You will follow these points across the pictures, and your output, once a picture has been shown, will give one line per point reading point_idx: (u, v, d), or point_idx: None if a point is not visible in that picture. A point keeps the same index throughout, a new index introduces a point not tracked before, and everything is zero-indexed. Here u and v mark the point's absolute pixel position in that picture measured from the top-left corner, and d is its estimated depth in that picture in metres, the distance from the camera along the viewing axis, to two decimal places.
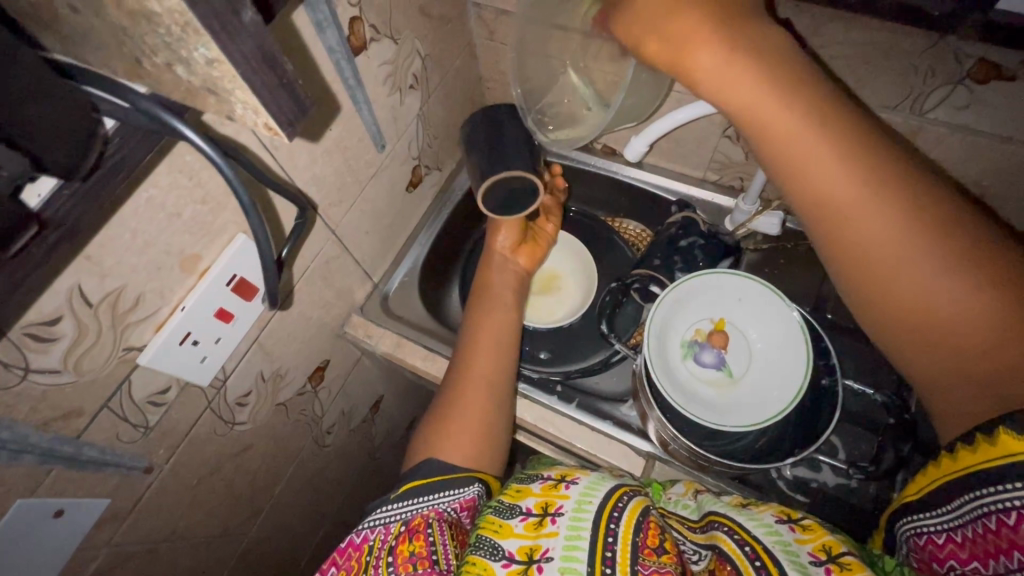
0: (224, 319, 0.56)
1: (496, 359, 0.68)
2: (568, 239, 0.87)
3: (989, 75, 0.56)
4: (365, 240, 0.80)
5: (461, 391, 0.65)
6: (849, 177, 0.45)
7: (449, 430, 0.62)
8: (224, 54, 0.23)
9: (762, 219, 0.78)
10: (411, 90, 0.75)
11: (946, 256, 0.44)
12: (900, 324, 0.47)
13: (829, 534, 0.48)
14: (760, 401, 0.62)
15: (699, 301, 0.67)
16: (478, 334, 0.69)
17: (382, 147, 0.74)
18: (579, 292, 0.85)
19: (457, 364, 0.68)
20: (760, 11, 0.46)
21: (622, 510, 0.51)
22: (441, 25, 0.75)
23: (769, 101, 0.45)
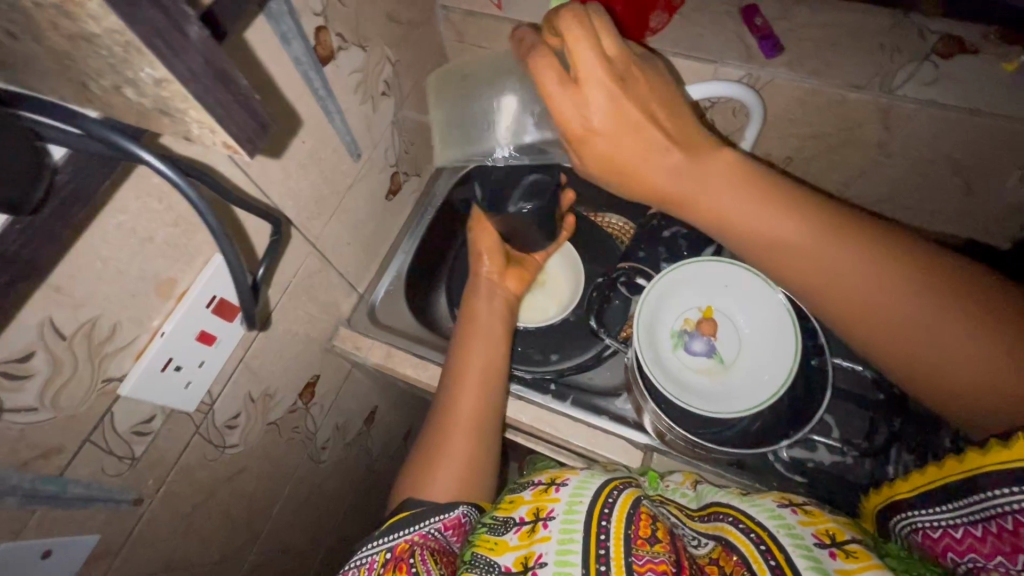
0: (207, 342, 0.55)
1: (482, 394, 0.65)
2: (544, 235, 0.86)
3: (952, 49, 0.60)
4: (347, 252, 0.80)
5: (448, 432, 0.63)
6: (804, 242, 0.48)
7: (435, 473, 0.60)
8: (170, 72, 0.23)
9: None
10: (384, 97, 0.75)
11: (903, 282, 0.46)
12: (912, 367, 0.47)
13: (830, 519, 0.48)
14: (752, 387, 0.62)
15: (684, 291, 0.67)
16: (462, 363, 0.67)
17: (358, 157, 0.73)
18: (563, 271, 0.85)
19: (444, 395, 0.66)
20: (654, 157, 0.46)
21: (613, 506, 0.51)
22: (410, 30, 0.75)
23: (719, 198, 0.48)
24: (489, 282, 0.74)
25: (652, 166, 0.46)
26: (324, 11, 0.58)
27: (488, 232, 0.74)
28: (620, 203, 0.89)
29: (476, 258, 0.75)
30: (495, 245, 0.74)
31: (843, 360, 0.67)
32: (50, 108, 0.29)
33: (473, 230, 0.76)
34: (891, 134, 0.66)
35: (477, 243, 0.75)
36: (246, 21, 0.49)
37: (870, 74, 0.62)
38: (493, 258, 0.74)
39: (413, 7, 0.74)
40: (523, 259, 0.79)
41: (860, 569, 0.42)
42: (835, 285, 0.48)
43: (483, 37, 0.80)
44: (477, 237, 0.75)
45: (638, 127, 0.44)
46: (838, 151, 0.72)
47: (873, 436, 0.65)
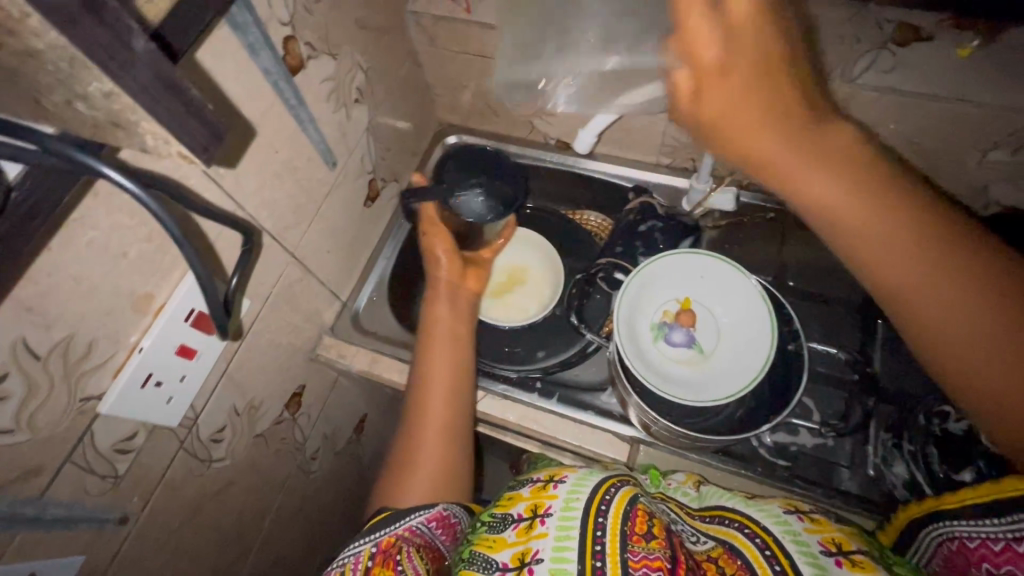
0: (187, 356, 0.55)
1: (449, 395, 0.66)
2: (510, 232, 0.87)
3: (908, 36, 0.60)
4: (328, 260, 0.80)
5: (419, 439, 0.63)
6: (903, 249, 0.46)
7: (409, 481, 0.61)
8: (118, 86, 0.25)
9: (716, 196, 0.81)
10: (357, 104, 0.75)
11: (1002, 317, 0.44)
12: (994, 404, 0.45)
13: (836, 528, 0.50)
14: (731, 375, 0.63)
15: (663, 282, 0.68)
16: (428, 368, 0.67)
17: (334, 165, 0.74)
18: (534, 262, 0.85)
19: (413, 399, 0.66)
20: (778, 117, 0.44)
21: (610, 502, 0.52)
22: (380, 36, 0.75)
23: (825, 181, 0.46)
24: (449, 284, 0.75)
25: (768, 129, 0.45)
26: (291, 20, 0.58)
27: (441, 234, 0.75)
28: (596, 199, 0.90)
29: (432, 260, 0.75)
30: (447, 245, 0.75)
31: (817, 344, 0.70)
32: (5, 125, 0.30)
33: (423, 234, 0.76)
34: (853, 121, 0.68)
35: (429, 247, 0.75)
36: (211, 33, 0.49)
37: (830, 64, 0.64)
38: (450, 259, 0.75)
39: (382, 13, 0.74)
40: (477, 260, 0.80)
41: None
42: (906, 282, 0.47)
43: (454, 42, 0.80)
44: (429, 242, 0.75)
45: (767, 93, 0.43)
46: None
47: (851, 417, 0.67)
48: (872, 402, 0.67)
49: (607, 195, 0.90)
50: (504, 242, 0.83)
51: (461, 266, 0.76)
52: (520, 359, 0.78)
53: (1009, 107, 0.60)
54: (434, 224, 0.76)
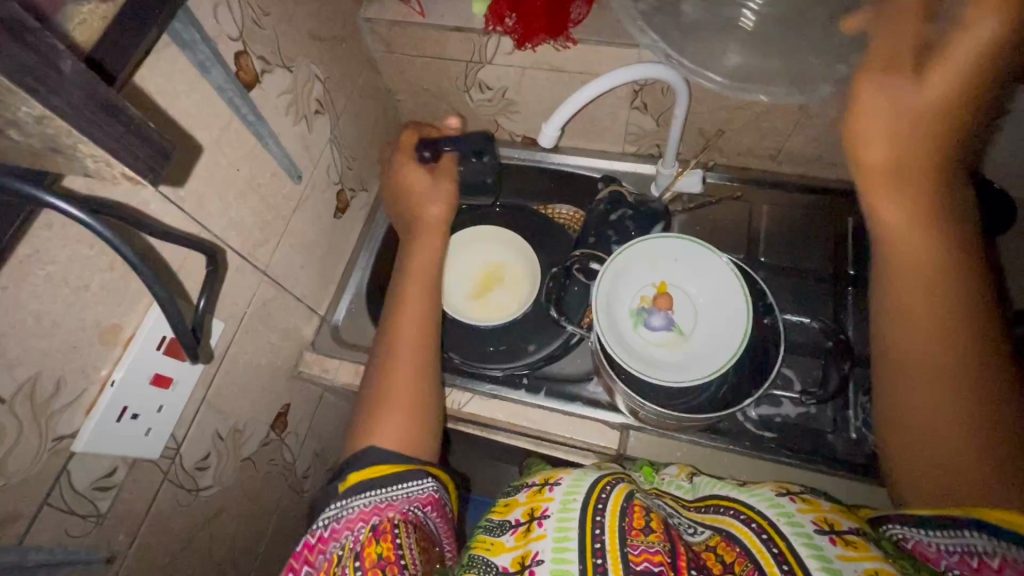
0: (163, 385, 0.54)
1: (424, 334, 0.67)
2: (467, 234, 0.83)
3: None
4: (302, 275, 0.78)
5: (393, 374, 0.64)
6: (929, 306, 0.52)
7: (382, 417, 0.61)
8: (48, 110, 0.25)
9: (684, 179, 0.83)
10: (317, 115, 0.74)
11: (966, 396, 0.49)
12: (914, 447, 0.50)
13: (827, 509, 0.50)
14: (711, 353, 0.65)
15: (639, 267, 0.68)
16: (404, 308, 0.68)
17: (300, 178, 0.73)
18: (498, 253, 0.83)
19: (387, 344, 0.67)
20: (926, 129, 0.47)
21: (606, 501, 0.53)
22: (335, 45, 0.74)
23: (905, 207, 0.51)
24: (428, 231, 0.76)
25: (909, 149, 0.49)
26: (242, 36, 0.57)
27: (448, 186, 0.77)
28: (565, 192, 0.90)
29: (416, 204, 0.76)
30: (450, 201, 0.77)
31: (793, 316, 0.72)
32: None
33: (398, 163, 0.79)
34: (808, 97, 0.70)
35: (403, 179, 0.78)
36: (157, 53, 0.48)
37: None
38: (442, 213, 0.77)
39: (336, 23, 0.73)
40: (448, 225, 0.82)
41: (861, 556, 0.43)
42: (904, 342, 0.53)
43: (411, 46, 0.80)
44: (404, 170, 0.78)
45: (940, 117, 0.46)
46: (764, 118, 0.76)
47: (828, 382, 0.68)
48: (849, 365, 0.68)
49: (576, 189, 0.90)
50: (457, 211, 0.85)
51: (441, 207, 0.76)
52: (501, 354, 0.78)
53: None
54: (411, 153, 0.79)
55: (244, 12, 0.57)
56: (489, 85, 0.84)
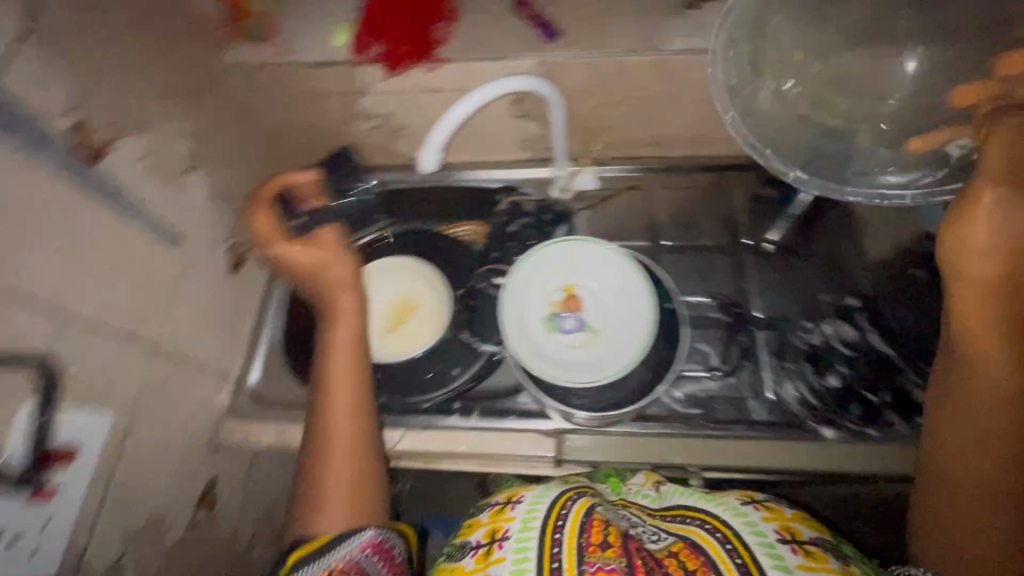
0: (44, 498, 0.50)
1: (355, 408, 0.64)
2: (370, 270, 0.81)
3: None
4: (202, 340, 0.74)
5: (327, 453, 0.61)
6: (1007, 405, 0.51)
7: (320, 498, 0.59)
8: None
9: (579, 177, 0.87)
10: (190, 173, 0.70)
11: (1003, 494, 0.51)
12: (953, 526, 0.53)
13: (788, 516, 0.54)
14: (625, 345, 0.66)
15: (543, 272, 0.69)
16: (332, 384, 0.64)
17: (179, 243, 0.69)
18: (405, 282, 0.81)
19: (317, 424, 0.63)
20: None
21: (566, 517, 0.54)
22: (199, 98, 0.71)
23: (985, 302, 0.52)
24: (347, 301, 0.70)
25: None
26: (77, 106, 0.53)
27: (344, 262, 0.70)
28: (465, 207, 0.87)
29: (327, 286, 0.69)
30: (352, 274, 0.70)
31: (690, 297, 0.79)
32: None
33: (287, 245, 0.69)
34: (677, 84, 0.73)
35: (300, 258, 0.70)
36: None
37: (637, 43, 0.69)
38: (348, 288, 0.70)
39: (194, 75, 0.70)
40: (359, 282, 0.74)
41: (818, 567, 0.48)
42: (960, 428, 0.54)
43: (283, 86, 0.77)
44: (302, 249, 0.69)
45: None
46: (643, 107, 0.78)
47: (731, 353, 0.75)
48: (745, 334, 0.76)
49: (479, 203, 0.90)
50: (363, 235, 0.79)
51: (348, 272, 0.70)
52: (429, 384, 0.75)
53: None
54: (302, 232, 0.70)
55: (73, 79, 0.53)
56: (372, 114, 0.82)
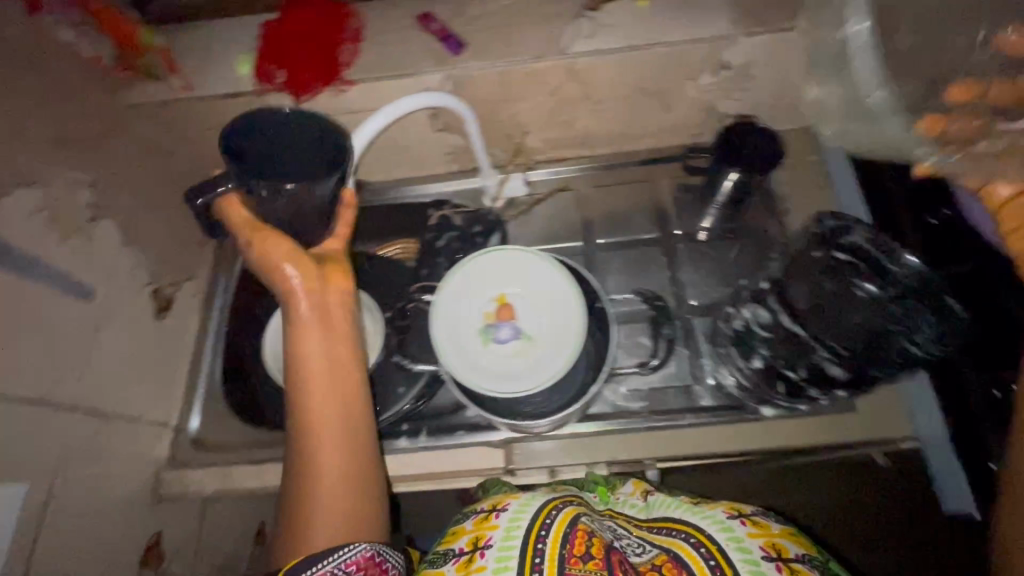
0: None
1: (339, 403, 0.52)
2: None
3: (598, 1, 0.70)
4: (131, 392, 0.71)
5: (309, 459, 0.50)
6: None
7: (306, 513, 0.49)
8: None
9: (508, 184, 0.86)
10: (96, 222, 0.68)
11: None
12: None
13: (775, 532, 0.52)
14: (559, 348, 0.66)
15: (474, 283, 0.69)
16: (308, 377, 0.51)
17: (92, 296, 0.66)
18: None
19: (296, 424, 0.51)
20: None
21: (549, 526, 0.52)
22: (98, 144, 0.68)
23: None
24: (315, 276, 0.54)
25: None
26: None
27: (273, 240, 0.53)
28: (397, 226, 0.86)
29: (276, 265, 0.53)
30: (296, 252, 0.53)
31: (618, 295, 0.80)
32: None
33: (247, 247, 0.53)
34: (589, 85, 0.74)
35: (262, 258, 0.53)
36: None
37: (543, 49, 0.70)
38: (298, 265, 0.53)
39: (90, 120, 0.67)
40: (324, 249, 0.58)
41: None
42: None
43: (191, 122, 0.76)
44: (262, 247, 0.53)
45: None
46: (559, 110, 0.79)
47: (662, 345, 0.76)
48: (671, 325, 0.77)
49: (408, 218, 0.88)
50: (349, 228, 0.60)
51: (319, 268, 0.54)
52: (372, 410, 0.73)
53: (690, 39, 0.68)
54: (258, 225, 0.53)
55: None
56: None
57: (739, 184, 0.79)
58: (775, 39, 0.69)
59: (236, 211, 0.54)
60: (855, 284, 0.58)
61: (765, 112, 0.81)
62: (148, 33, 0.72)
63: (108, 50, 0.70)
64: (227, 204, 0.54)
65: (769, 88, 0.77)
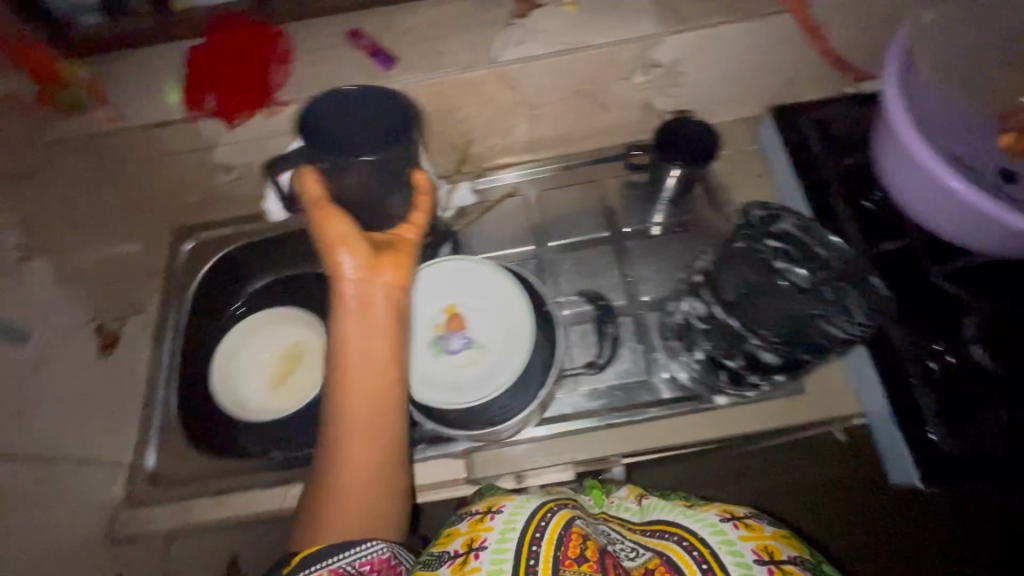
0: None
1: (376, 404, 0.53)
2: (249, 323, 0.79)
3: (524, 8, 0.71)
4: (75, 432, 0.70)
5: (339, 450, 0.52)
6: None
7: (330, 500, 0.52)
8: None
9: (456, 194, 0.87)
10: (25, 262, 0.67)
11: None
12: None
13: (768, 534, 0.51)
14: (509, 353, 0.66)
15: (423, 295, 0.69)
16: (348, 375, 0.53)
17: (25, 338, 0.66)
18: (288, 330, 0.80)
19: (331, 417, 0.53)
20: None
21: (545, 529, 0.50)
22: (23, 181, 0.67)
23: None
24: (371, 273, 0.55)
25: None
26: None
27: (336, 221, 0.55)
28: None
29: (334, 256, 0.54)
30: (354, 241, 0.55)
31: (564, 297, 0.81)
32: None
33: (313, 225, 0.56)
34: (525, 90, 0.74)
35: (323, 237, 0.55)
36: None
37: (474, 58, 0.70)
38: (353, 255, 0.54)
39: (13, 158, 0.66)
40: (391, 238, 0.58)
41: None
42: None
43: (125, 153, 0.74)
44: (322, 223, 0.55)
45: None
46: (497, 117, 0.79)
47: (610, 342, 0.77)
48: (616, 322, 0.78)
49: None
50: (427, 214, 0.61)
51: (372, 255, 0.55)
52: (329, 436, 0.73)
53: (614, 41, 0.70)
54: (327, 205, 0.56)
55: None
56: (228, 164, 0.80)
57: (683, 178, 0.80)
58: (700, 36, 0.70)
59: (312, 185, 0.56)
60: (785, 269, 0.60)
61: (702, 106, 0.83)
62: (71, 66, 0.71)
63: (28, 85, 0.70)
64: (306, 178, 0.56)
65: (703, 83, 0.78)
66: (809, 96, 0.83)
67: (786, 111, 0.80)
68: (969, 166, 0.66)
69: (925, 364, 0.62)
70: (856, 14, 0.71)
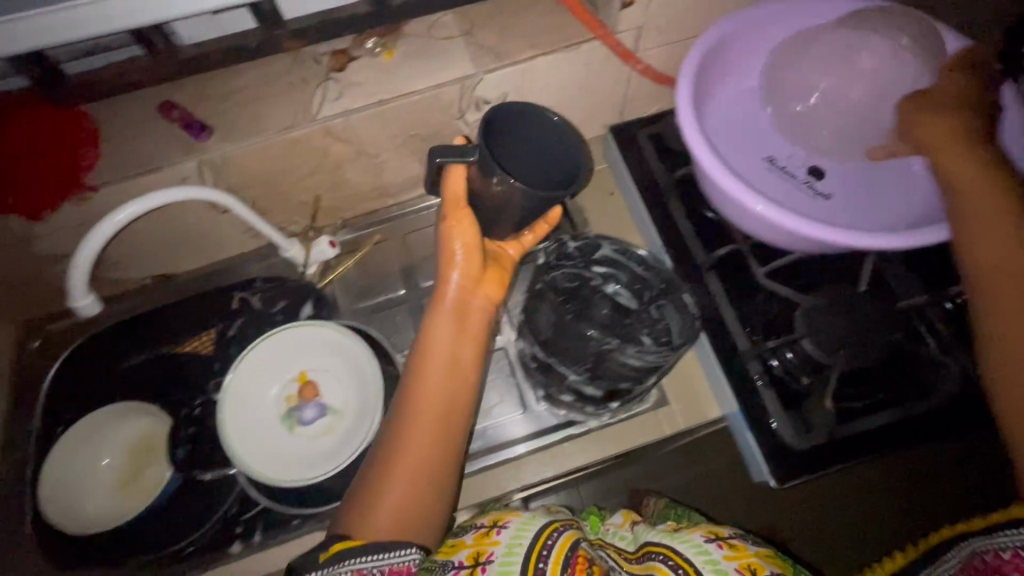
0: None
1: (447, 407, 0.54)
2: (81, 428, 0.72)
3: (342, 62, 0.70)
4: None
5: (400, 440, 0.52)
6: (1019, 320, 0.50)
7: (382, 487, 0.51)
8: None
9: (315, 250, 0.82)
10: None
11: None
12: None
13: (752, 553, 0.51)
14: (362, 414, 0.65)
15: (271, 366, 0.67)
16: (429, 373, 0.54)
17: None
18: (133, 426, 0.75)
19: (400, 406, 0.54)
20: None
21: (551, 547, 0.50)
22: None
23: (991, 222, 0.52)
24: (470, 284, 0.57)
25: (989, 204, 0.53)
26: None
27: (467, 226, 0.56)
28: (199, 317, 0.81)
29: (448, 259, 0.57)
30: (473, 251, 0.57)
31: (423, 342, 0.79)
32: None
33: (442, 219, 0.57)
34: (359, 140, 0.73)
35: (449, 236, 0.57)
36: None
37: (294, 116, 0.68)
38: (468, 261, 0.57)
39: None
40: (498, 255, 0.61)
41: None
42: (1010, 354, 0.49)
43: None
44: (452, 225, 0.56)
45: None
46: (340, 171, 0.78)
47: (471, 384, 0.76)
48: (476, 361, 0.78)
49: (208, 306, 0.81)
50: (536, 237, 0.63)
51: (480, 267, 0.57)
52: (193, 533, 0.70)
53: (433, 84, 0.69)
54: (464, 207, 0.56)
55: None
56: (56, 255, 0.74)
57: None
58: (522, 69, 0.71)
59: (457, 182, 0.55)
60: (614, 291, 0.67)
61: None
62: None
63: None
64: (452, 174, 0.55)
65: None
66: (643, 113, 0.86)
67: (621, 131, 0.82)
68: (782, 168, 0.71)
69: (767, 362, 0.65)
70: (664, 33, 0.73)
